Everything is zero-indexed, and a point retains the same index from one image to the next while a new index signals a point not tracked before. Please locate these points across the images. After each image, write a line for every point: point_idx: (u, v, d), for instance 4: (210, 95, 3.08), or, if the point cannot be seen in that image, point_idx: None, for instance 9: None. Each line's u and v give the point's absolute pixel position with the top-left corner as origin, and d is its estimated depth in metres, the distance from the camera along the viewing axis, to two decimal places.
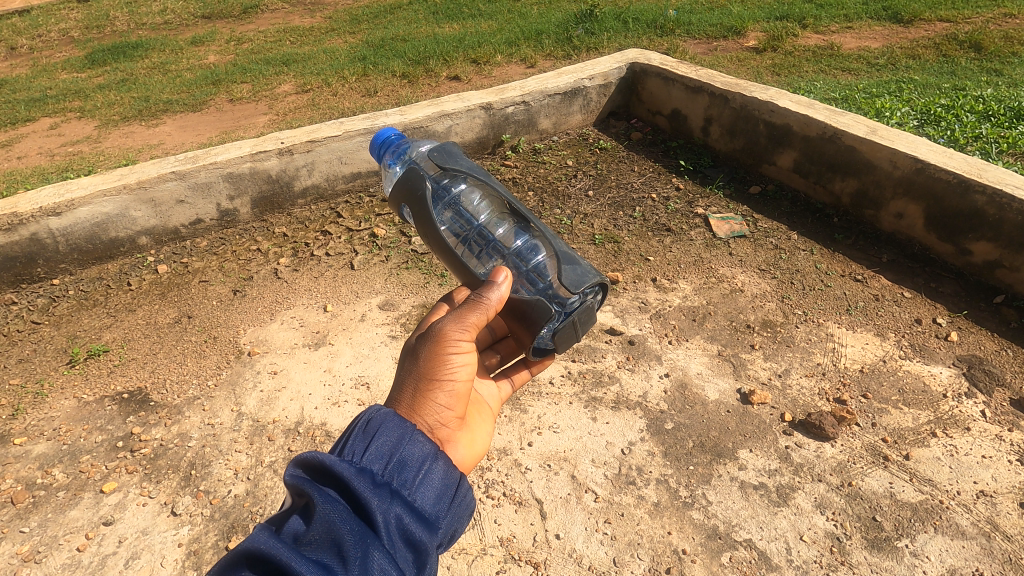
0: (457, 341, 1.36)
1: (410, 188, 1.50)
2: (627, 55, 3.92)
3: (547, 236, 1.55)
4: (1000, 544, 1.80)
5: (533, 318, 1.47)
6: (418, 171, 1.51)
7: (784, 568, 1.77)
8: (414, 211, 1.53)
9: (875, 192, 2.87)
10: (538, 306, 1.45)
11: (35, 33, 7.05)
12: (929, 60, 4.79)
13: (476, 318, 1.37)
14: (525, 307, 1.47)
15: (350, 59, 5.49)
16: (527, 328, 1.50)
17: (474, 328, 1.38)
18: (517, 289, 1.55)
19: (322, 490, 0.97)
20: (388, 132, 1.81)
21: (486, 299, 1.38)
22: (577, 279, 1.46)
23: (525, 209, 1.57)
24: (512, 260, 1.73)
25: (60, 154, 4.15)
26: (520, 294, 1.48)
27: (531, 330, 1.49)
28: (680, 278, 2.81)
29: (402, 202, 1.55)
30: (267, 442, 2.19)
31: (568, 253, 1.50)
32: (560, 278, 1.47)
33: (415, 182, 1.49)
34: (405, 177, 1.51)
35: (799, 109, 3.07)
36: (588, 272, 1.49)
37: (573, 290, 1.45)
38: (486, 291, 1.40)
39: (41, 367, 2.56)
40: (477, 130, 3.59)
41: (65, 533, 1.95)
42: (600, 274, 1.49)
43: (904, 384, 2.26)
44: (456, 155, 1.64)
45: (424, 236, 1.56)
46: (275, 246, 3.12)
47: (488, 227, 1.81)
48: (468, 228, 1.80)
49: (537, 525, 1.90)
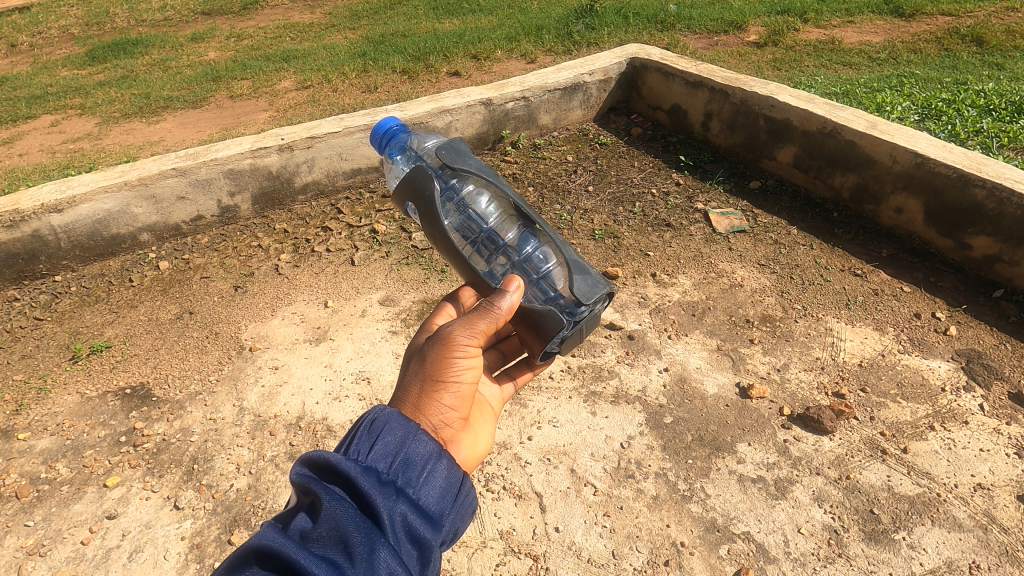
0: (467, 346, 1.37)
1: (418, 187, 1.50)
2: (627, 50, 3.92)
3: (558, 244, 1.57)
4: (997, 536, 1.81)
5: (543, 328, 1.48)
6: (426, 171, 1.52)
7: (782, 561, 1.78)
8: (421, 210, 1.53)
9: (874, 187, 2.87)
10: (549, 317, 1.47)
11: (35, 30, 7.05)
12: (931, 54, 4.78)
13: (487, 324, 1.38)
14: (536, 316, 1.48)
15: (350, 55, 5.49)
16: (535, 335, 1.52)
17: (482, 334, 1.39)
18: (528, 298, 1.56)
19: (328, 488, 0.98)
20: (389, 123, 1.80)
21: (497, 307, 1.39)
22: (588, 290, 1.48)
23: (535, 215, 1.58)
24: (519, 265, 1.74)
25: (61, 151, 4.16)
26: (531, 302, 1.50)
27: (541, 340, 1.51)
28: (680, 273, 2.82)
29: (408, 199, 1.55)
30: (268, 437, 2.21)
31: (578, 262, 1.52)
32: (571, 288, 1.49)
33: (424, 182, 1.50)
34: (413, 174, 1.52)
35: (799, 104, 3.07)
36: (598, 283, 1.51)
37: (584, 300, 1.48)
38: (497, 299, 1.41)
39: (44, 363, 2.57)
40: (478, 126, 3.59)
41: (69, 527, 1.97)
42: (609, 285, 1.52)
43: (903, 378, 2.26)
44: (464, 154, 1.63)
45: (431, 236, 1.56)
46: (276, 242, 3.13)
47: (497, 231, 1.80)
48: (476, 230, 1.79)
49: (537, 518, 1.92)
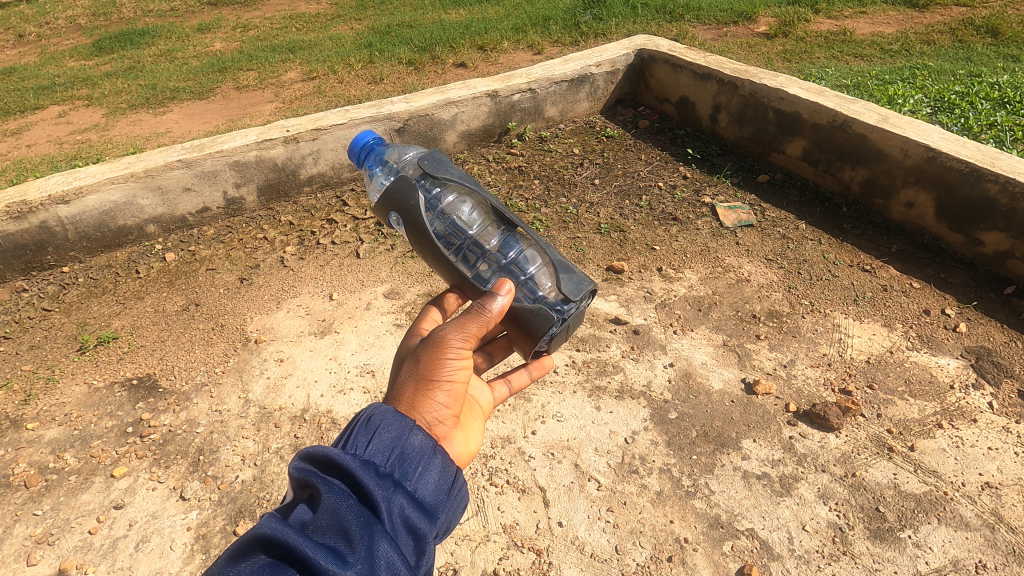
0: (461, 347, 1.35)
1: (401, 197, 1.49)
2: (635, 42, 3.87)
3: (541, 245, 1.56)
4: (1004, 535, 1.79)
5: (533, 329, 1.47)
6: (408, 181, 1.50)
7: (786, 557, 1.77)
8: (405, 220, 1.51)
9: (885, 181, 2.83)
10: (539, 316, 1.45)
11: (42, 20, 7.05)
12: (945, 46, 4.70)
13: (481, 323, 1.37)
14: (525, 316, 1.47)
15: (356, 45, 5.46)
16: (526, 336, 1.50)
17: (475, 336, 1.37)
18: (518, 297, 1.54)
19: (328, 480, 0.98)
20: (366, 138, 1.79)
21: (488, 309, 1.37)
22: (574, 287, 1.48)
23: (518, 217, 1.57)
24: (506, 268, 1.72)
25: (68, 142, 4.17)
26: (520, 303, 1.48)
27: (530, 340, 1.50)
28: (686, 268, 2.80)
29: (391, 210, 1.53)
30: (274, 429, 2.21)
31: (564, 262, 1.52)
32: (559, 287, 1.48)
33: (406, 193, 1.48)
34: (393, 185, 1.50)
35: (810, 96, 3.02)
36: (584, 280, 1.51)
37: (572, 298, 1.47)
38: (487, 302, 1.39)
39: (52, 354, 2.59)
40: (483, 118, 3.57)
41: (77, 516, 1.99)
42: (594, 283, 1.52)
43: (911, 375, 2.25)
44: (445, 163, 1.61)
45: (417, 245, 1.55)
46: (281, 235, 3.14)
47: (482, 237, 1.78)
48: (461, 237, 1.76)
49: (540, 513, 1.91)
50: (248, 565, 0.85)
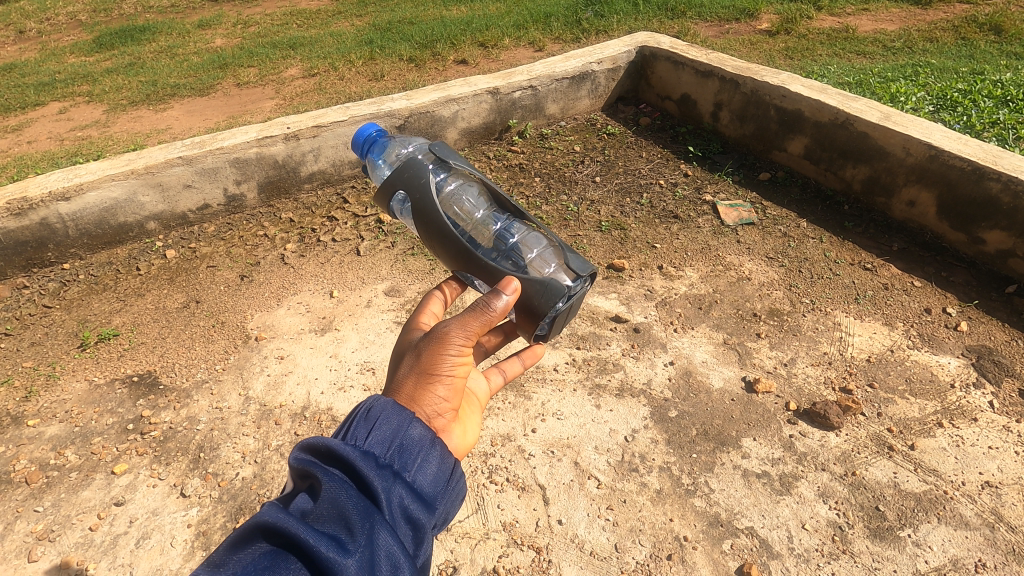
0: (461, 343, 1.34)
1: (411, 175, 1.54)
2: (637, 39, 3.86)
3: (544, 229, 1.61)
4: (1004, 535, 1.79)
5: (538, 301, 1.44)
6: (418, 162, 1.56)
7: (785, 556, 1.77)
8: (416, 196, 1.54)
9: (887, 179, 2.82)
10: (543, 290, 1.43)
11: (42, 16, 7.03)
12: (947, 43, 4.68)
13: (482, 320, 1.35)
14: (530, 290, 1.45)
15: (357, 42, 5.44)
16: (530, 311, 1.47)
17: (477, 333, 1.35)
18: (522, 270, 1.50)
19: (328, 470, 0.99)
20: (370, 129, 1.79)
21: (491, 307, 1.36)
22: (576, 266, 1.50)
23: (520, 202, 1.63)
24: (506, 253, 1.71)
25: (69, 139, 4.17)
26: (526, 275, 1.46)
27: (535, 315, 1.47)
28: (687, 266, 2.80)
29: (400, 187, 1.56)
30: (274, 426, 2.22)
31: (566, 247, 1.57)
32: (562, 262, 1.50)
33: (418, 170, 1.54)
34: (405, 164, 1.56)
35: (811, 94, 3.01)
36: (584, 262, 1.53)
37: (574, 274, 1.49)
38: (491, 299, 1.37)
39: (53, 351, 2.59)
40: (484, 115, 3.56)
41: (77, 513, 1.99)
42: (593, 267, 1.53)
43: (912, 374, 2.24)
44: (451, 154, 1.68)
45: (424, 223, 1.56)
46: (282, 232, 3.14)
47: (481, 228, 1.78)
48: (462, 225, 1.77)
49: (540, 510, 1.92)
50: (250, 552, 0.87)
